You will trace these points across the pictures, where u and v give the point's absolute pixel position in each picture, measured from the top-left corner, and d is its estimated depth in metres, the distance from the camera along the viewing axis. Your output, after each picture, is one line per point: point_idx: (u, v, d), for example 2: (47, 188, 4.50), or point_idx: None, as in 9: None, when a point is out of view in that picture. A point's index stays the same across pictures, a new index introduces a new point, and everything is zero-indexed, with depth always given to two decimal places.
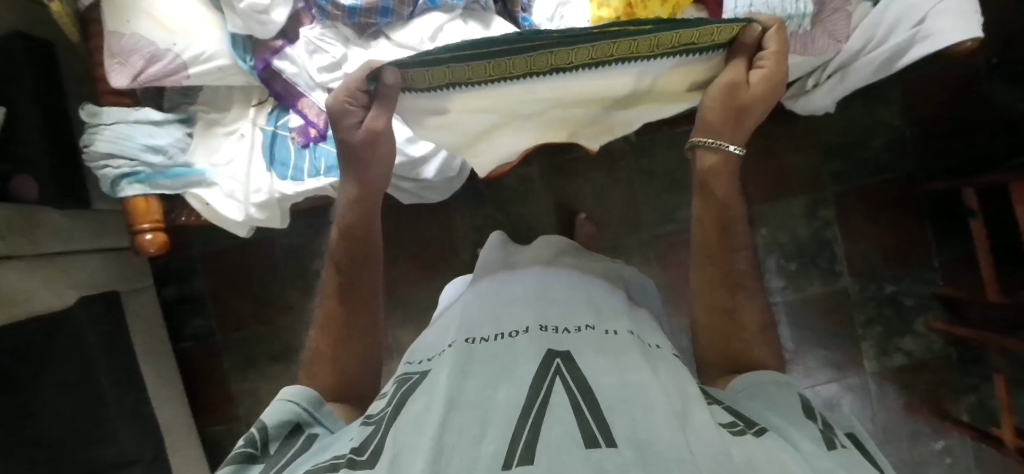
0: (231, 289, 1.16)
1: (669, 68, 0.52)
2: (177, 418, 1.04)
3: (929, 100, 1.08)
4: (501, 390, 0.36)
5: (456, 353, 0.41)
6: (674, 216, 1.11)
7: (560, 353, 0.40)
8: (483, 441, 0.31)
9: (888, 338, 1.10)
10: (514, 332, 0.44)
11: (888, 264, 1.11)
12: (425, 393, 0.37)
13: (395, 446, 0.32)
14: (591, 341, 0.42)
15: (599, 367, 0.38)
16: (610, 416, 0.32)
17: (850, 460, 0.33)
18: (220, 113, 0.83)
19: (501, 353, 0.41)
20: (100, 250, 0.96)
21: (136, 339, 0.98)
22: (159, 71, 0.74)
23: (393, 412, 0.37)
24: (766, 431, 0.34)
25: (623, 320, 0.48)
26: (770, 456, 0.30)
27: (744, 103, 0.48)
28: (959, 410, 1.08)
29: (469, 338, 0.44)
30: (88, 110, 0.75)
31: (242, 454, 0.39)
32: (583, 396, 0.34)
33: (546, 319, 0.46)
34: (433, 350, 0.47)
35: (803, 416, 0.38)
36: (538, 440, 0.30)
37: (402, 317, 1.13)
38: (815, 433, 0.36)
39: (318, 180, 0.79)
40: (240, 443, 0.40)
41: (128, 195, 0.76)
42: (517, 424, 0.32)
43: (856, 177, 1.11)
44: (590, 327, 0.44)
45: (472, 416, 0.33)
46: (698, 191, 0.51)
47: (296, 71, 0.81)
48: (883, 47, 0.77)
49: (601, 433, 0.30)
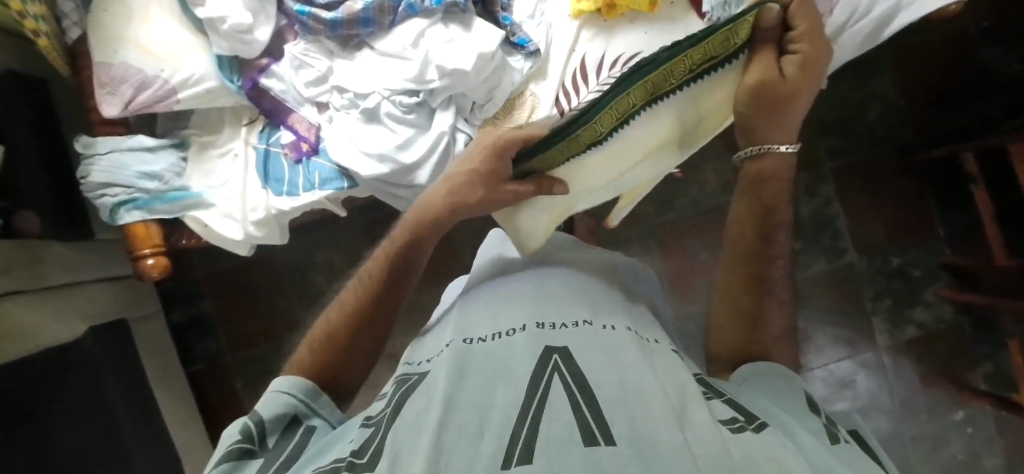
0: (237, 309, 1.17)
1: (700, 95, 0.55)
2: (193, 440, 1.05)
3: (920, 67, 1.07)
4: (499, 389, 0.36)
5: (454, 353, 0.41)
6: (672, 204, 1.11)
7: (558, 349, 0.40)
8: (482, 442, 0.31)
9: (898, 311, 1.09)
10: (512, 329, 0.44)
11: (893, 236, 1.10)
12: (423, 393, 0.37)
13: (395, 447, 0.31)
14: (588, 337, 0.42)
15: (597, 363, 0.38)
16: (610, 414, 0.32)
17: (855, 456, 0.32)
18: (212, 135, 0.84)
19: (498, 352, 0.41)
20: (105, 279, 0.97)
21: (148, 364, 0.99)
22: (150, 98, 0.75)
23: (392, 413, 0.37)
24: (766, 426, 0.33)
25: (621, 314, 0.47)
26: (772, 452, 0.29)
27: (783, 94, 0.47)
28: (977, 380, 1.07)
29: (467, 338, 0.44)
30: (82, 142, 0.76)
31: (236, 450, 0.36)
32: (582, 395, 0.34)
33: (544, 315, 0.45)
34: (431, 352, 0.46)
35: (807, 410, 0.37)
36: (537, 439, 0.30)
37: (408, 324, 1.14)
38: (818, 428, 0.35)
39: (313, 193, 0.81)
40: (234, 439, 0.36)
41: (127, 221, 0.76)
42: (516, 423, 0.32)
43: (853, 152, 1.10)
44: (588, 323, 0.44)
45: (471, 416, 0.33)
46: (745, 190, 0.51)
47: (283, 88, 0.81)
48: (870, 15, 0.76)
49: (600, 430, 0.30)
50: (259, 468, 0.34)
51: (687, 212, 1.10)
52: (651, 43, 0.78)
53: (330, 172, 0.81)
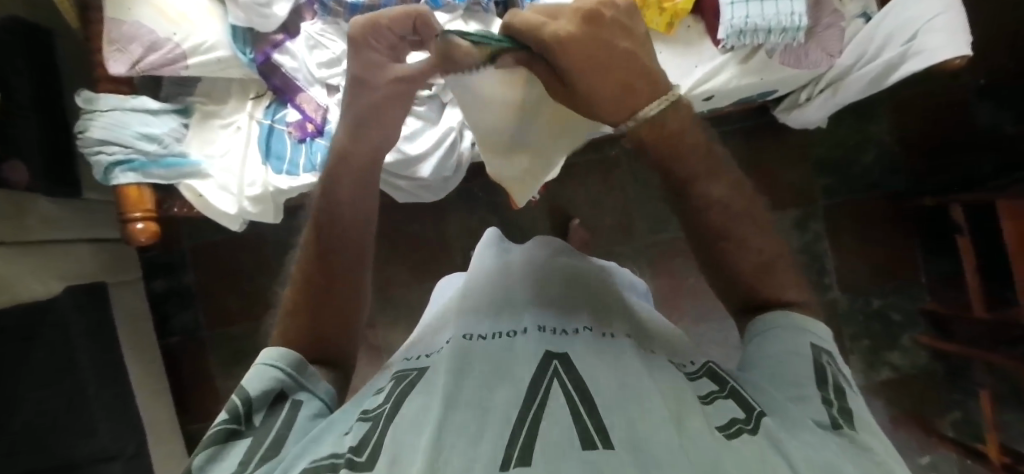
0: (219, 285, 1.15)
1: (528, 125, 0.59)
2: (161, 412, 1.02)
3: (917, 118, 1.11)
4: (499, 389, 0.34)
5: (453, 352, 0.38)
6: (666, 224, 1.12)
7: (558, 353, 0.37)
8: (481, 441, 0.29)
9: (875, 351, 1.11)
10: (512, 331, 0.41)
11: (877, 278, 1.12)
12: (423, 393, 0.35)
13: (395, 445, 0.30)
14: (591, 344, 0.39)
15: (599, 366, 0.35)
16: (609, 417, 0.30)
17: (860, 450, 0.31)
18: (218, 105, 0.83)
19: (498, 353, 0.38)
20: (89, 240, 0.95)
21: (122, 330, 0.97)
22: (158, 61, 0.74)
23: (392, 409, 0.35)
24: (764, 423, 0.31)
25: (619, 321, 0.45)
26: (765, 460, 0.28)
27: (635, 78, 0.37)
28: (944, 426, 1.09)
29: (467, 333, 0.41)
30: (84, 96, 0.75)
31: (222, 432, 0.35)
32: (582, 398, 0.32)
33: (545, 320, 0.42)
34: (430, 347, 0.44)
35: (811, 381, 0.36)
36: (535, 442, 0.28)
37: (394, 315, 1.13)
38: (821, 411, 0.33)
39: (314, 175, 0.79)
40: (221, 417, 0.36)
41: (120, 182, 0.75)
42: (514, 424, 0.30)
43: (848, 191, 1.13)
44: (587, 330, 0.41)
45: (469, 416, 0.31)
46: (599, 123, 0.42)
47: (295, 66, 0.81)
48: (877, 60, 0.78)
49: (598, 433, 0.29)
50: (245, 450, 0.34)
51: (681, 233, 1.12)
52: (664, 64, 0.81)
53: None
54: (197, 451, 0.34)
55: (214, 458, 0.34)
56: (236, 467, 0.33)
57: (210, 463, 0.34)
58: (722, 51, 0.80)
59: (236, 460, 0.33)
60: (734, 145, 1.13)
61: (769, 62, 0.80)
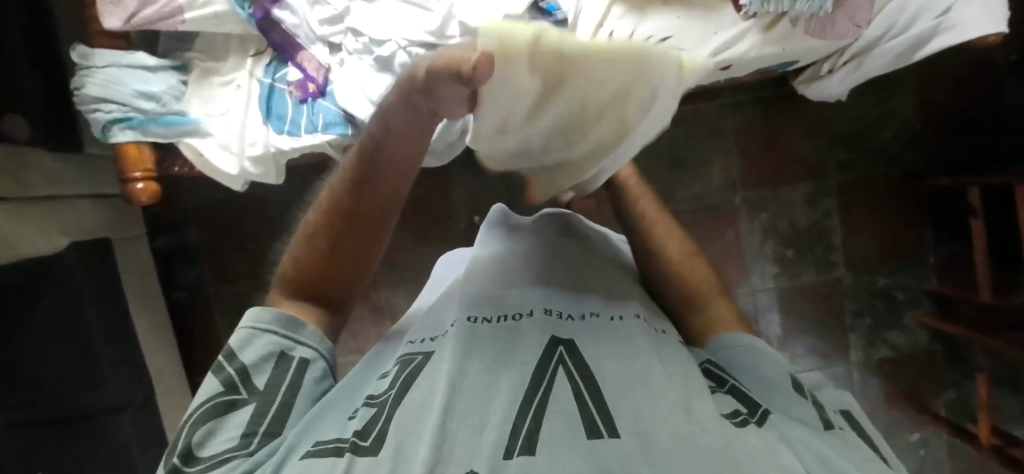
0: (223, 243, 1.15)
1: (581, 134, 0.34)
2: (167, 367, 1.04)
3: (942, 93, 1.07)
4: (503, 377, 0.34)
5: (457, 335, 0.37)
6: (673, 195, 1.10)
7: (563, 339, 0.37)
8: (487, 429, 0.30)
9: (876, 330, 1.11)
10: (517, 314, 0.40)
11: (885, 258, 1.11)
12: (427, 379, 0.34)
13: (401, 431, 0.30)
14: (596, 328, 0.38)
15: (604, 353, 0.36)
16: (614, 406, 0.31)
17: (849, 445, 0.32)
18: (216, 62, 0.81)
19: (504, 340, 0.37)
20: (91, 195, 0.95)
21: (128, 286, 0.97)
22: (154, 14, 0.72)
23: (397, 393, 0.34)
24: (770, 418, 0.33)
25: (628, 298, 0.44)
26: (771, 447, 0.29)
27: None
28: (938, 404, 1.10)
29: (470, 316, 0.40)
30: (79, 52, 0.72)
31: (217, 406, 0.36)
32: (587, 386, 0.32)
33: (552, 301, 0.42)
34: (435, 329, 0.43)
35: (793, 392, 0.36)
36: (539, 437, 0.29)
37: (396, 279, 1.13)
38: (808, 413, 0.34)
39: (315, 136, 0.77)
40: (219, 387, 0.37)
41: (119, 140, 0.73)
42: (518, 413, 0.30)
43: (863, 167, 1.10)
44: (595, 314, 0.41)
45: (473, 405, 0.31)
46: None
47: (296, 22, 0.79)
48: (906, 34, 0.75)
49: (602, 421, 0.30)
50: (248, 419, 0.36)
51: (688, 205, 1.10)
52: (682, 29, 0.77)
53: (335, 116, 0.78)
54: (191, 429, 0.35)
55: (216, 429, 0.35)
56: (241, 438, 0.35)
57: (211, 435, 0.35)
58: (743, 18, 0.76)
59: (238, 431, 0.35)
60: (748, 116, 1.09)
61: (793, 31, 0.77)
